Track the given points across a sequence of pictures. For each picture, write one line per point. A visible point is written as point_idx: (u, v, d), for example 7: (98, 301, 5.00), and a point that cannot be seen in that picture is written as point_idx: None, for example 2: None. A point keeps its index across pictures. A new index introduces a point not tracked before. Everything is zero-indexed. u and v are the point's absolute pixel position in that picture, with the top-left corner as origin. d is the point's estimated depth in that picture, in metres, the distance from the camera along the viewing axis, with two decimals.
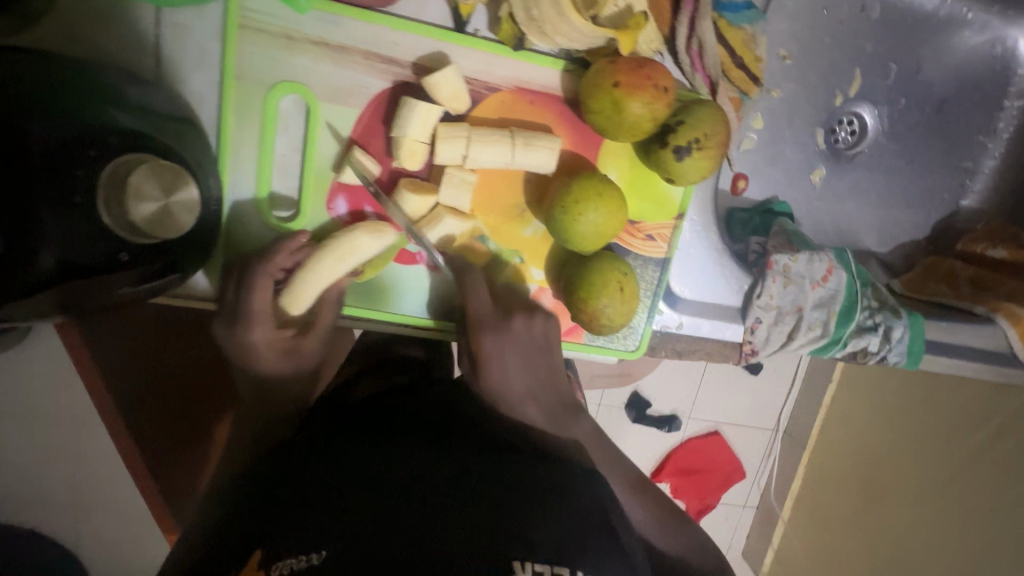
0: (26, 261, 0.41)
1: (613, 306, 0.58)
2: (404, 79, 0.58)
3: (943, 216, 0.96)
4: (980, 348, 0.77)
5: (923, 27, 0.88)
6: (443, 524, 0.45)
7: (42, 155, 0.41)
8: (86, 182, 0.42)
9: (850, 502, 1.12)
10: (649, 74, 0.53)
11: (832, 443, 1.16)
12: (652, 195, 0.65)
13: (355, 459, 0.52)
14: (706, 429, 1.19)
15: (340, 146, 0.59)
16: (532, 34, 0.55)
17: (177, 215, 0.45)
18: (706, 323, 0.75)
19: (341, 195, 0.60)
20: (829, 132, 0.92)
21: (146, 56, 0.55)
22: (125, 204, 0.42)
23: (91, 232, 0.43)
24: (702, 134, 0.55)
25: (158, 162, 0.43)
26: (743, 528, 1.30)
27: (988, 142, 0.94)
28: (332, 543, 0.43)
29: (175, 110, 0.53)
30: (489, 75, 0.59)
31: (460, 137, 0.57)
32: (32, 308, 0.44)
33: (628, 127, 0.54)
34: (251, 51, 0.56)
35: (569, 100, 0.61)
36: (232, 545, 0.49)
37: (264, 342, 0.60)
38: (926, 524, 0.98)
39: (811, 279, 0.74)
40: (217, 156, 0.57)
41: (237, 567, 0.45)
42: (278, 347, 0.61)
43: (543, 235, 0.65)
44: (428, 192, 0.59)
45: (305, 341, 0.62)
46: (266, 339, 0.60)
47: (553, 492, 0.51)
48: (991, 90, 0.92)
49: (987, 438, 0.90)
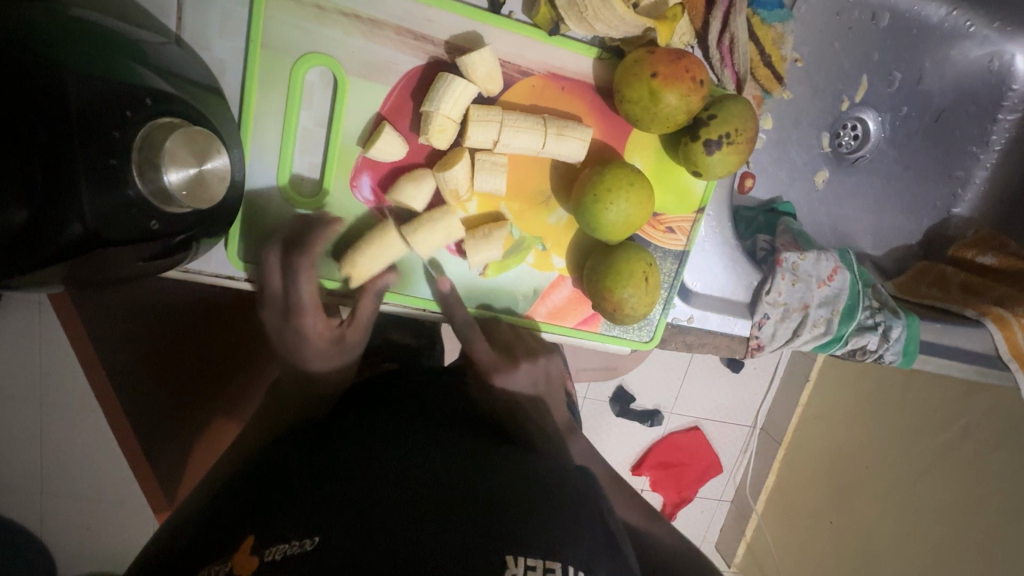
0: (57, 229, 0.38)
1: (637, 296, 0.59)
2: (436, 57, 0.57)
3: (934, 222, 1.00)
4: (968, 349, 0.80)
5: (927, 38, 0.91)
6: (431, 520, 0.44)
7: (80, 116, 0.38)
8: (121, 145, 0.40)
9: (822, 496, 1.15)
10: (687, 66, 0.53)
11: (807, 438, 1.19)
12: (675, 187, 0.65)
13: (349, 446, 0.51)
14: (687, 424, 1.22)
15: (367, 122, 0.58)
16: (571, 19, 0.55)
17: (210, 181, 0.44)
18: (714, 316, 0.76)
19: (366, 172, 0.59)
20: (834, 136, 0.94)
21: (168, 17, 0.52)
22: (160, 168, 0.40)
23: (123, 202, 0.40)
24: (732, 129, 0.56)
25: (193, 127, 0.42)
26: (718, 520, 1.33)
27: (980, 153, 0.98)
28: (323, 530, 0.43)
29: (198, 76, 0.51)
30: (523, 59, 0.59)
31: (493, 121, 0.57)
32: (44, 275, 0.41)
33: (662, 118, 0.55)
34: (280, 20, 0.54)
35: (600, 89, 0.61)
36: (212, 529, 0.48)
37: (314, 330, 0.60)
38: (893, 518, 1.02)
39: (818, 278, 0.76)
40: (240, 127, 0.56)
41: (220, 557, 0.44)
42: (327, 337, 0.60)
43: (566, 223, 0.64)
44: (460, 157, 0.58)
45: (348, 331, 0.61)
46: (316, 328, 0.60)
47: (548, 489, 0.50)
48: (986, 103, 0.96)
49: (956, 435, 0.94)
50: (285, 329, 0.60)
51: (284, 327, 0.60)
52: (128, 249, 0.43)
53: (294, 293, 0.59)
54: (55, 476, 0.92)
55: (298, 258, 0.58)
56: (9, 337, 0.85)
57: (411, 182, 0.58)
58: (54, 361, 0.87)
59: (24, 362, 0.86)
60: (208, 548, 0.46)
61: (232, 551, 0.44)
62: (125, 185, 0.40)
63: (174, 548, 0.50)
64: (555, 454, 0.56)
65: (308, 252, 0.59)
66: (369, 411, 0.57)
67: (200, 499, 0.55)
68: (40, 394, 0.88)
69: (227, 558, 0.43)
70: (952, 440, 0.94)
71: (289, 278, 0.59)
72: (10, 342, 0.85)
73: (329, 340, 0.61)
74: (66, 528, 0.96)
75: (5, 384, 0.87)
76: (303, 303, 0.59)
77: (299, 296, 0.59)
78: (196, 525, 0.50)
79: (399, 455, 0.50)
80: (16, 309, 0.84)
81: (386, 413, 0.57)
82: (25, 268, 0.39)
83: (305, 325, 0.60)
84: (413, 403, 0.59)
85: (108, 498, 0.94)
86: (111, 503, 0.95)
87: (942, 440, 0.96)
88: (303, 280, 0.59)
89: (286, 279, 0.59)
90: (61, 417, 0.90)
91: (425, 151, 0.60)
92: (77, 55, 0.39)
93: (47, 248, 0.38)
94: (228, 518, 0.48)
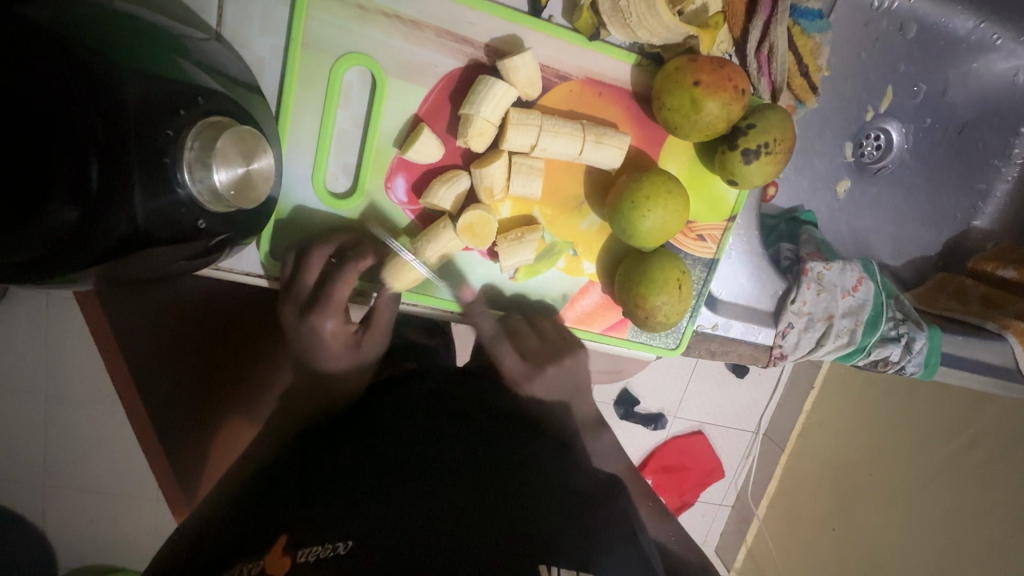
0: (105, 229, 0.38)
1: (669, 304, 0.59)
2: (476, 59, 0.57)
3: (954, 233, 1.00)
4: (988, 362, 0.80)
5: (953, 50, 0.91)
6: (464, 523, 0.44)
7: (137, 114, 0.37)
8: (174, 143, 0.39)
9: (825, 503, 1.16)
10: (730, 75, 0.53)
11: (811, 446, 1.20)
12: (708, 194, 0.65)
13: (376, 444, 0.51)
14: (692, 429, 1.22)
15: (404, 123, 0.58)
16: (614, 25, 0.54)
17: (256, 181, 0.44)
18: (739, 325, 0.75)
19: (401, 174, 0.59)
20: (857, 146, 0.94)
21: (209, 14, 0.52)
22: (211, 166, 0.40)
23: (175, 200, 0.40)
24: (771, 139, 0.56)
25: (243, 128, 0.42)
26: (719, 525, 1.34)
27: (1002, 166, 0.98)
28: (356, 533, 0.43)
29: (238, 74, 0.51)
30: (561, 63, 0.59)
31: (532, 125, 0.56)
32: (87, 274, 0.41)
33: (702, 126, 0.55)
34: (322, 18, 0.54)
35: (637, 95, 0.61)
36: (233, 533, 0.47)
37: (332, 332, 0.60)
38: (896, 527, 1.02)
39: (842, 288, 0.75)
40: (277, 125, 0.55)
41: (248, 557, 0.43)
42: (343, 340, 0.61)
43: (599, 229, 0.64)
44: (496, 159, 0.58)
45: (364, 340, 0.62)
46: (334, 331, 0.60)
47: (578, 500, 0.49)
48: (1009, 117, 0.96)
49: (964, 446, 0.93)
50: (298, 320, 0.60)
51: (301, 323, 0.60)
52: (170, 249, 0.43)
53: (330, 294, 0.59)
54: (60, 467, 0.92)
55: (347, 265, 0.58)
56: (21, 328, 0.85)
57: (446, 183, 0.58)
58: (65, 353, 0.87)
59: (34, 353, 0.86)
60: (231, 539, 0.46)
61: (262, 550, 0.43)
62: (176, 184, 0.39)
63: (187, 543, 0.49)
64: (580, 462, 0.56)
65: (358, 263, 0.58)
66: (397, 408, 0.57)
67: (213, 495, 0.55)
68: (49, 385, 0.88)
69: (258, 557, 0.43)
70: (959, 451, 0.94)
71: (328, 277, 0.58)
72: (23, 332, 0.85)
73: (344, 344, 0.61)
74: (69, 519, 0.96)
75: (15, 374, 0.87)
76: (331, 304, 0.59)
77: (333, 299, 0.59)
78: (213, 519, 0.50)
79: (429, 452, 0.50)
80: (30, 299, 0.84)
81: (410, 407, 0.57)
82: (73, 266, 0.38)
83: (323, 326, 0.60)
84: (439, 403, 0.58)
85: (113, 490, 0.94)
86: (116, 495, 0.95)
87: (948, 451, 0.96)
88: (340, 285, 0.58)
89: (324, 278, 0.58)
90: (70, 408, 0.89)
91: (461, 153, 0.59)
92: (130, 53, 0.39)
93: (95, 246, 0.38)
94: (254, 509, 0.48)
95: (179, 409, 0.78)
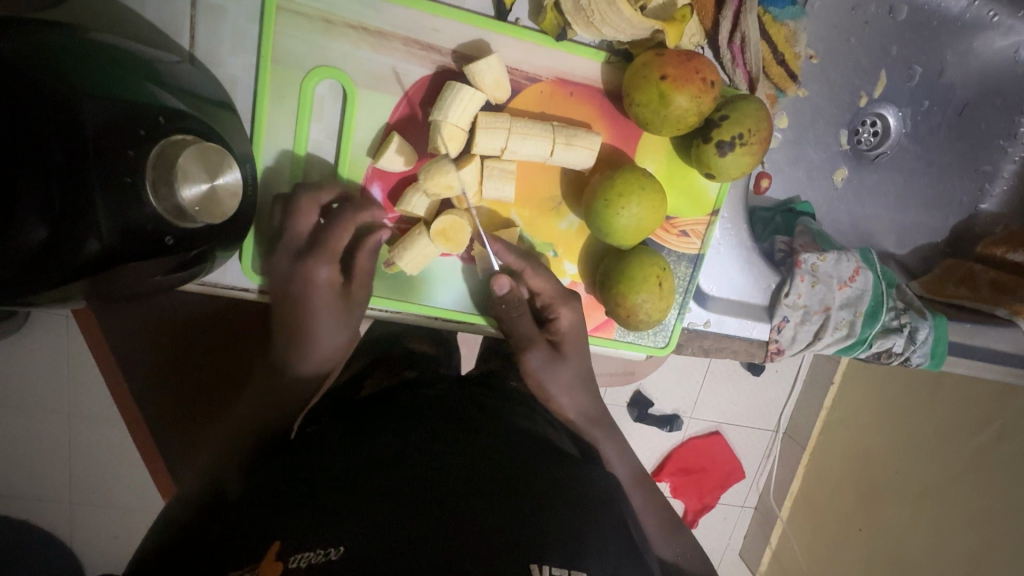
0: (75, 247, 0.39)
1: (651, 302, 0.58)
2: (444, 65, 0.58)
3: (962, 218, 0.97)
4: (1001, 350, 0.77)
5: (947, 29, 0.88)
6: (461, 526, 0.43)
7: (95, 137, 0.39)
8: (136, 163, 0.40)
9: (850, 502, 1.11)
10: (697, 67, 0.52)
11: (832, 443, 1.16)
12: (688, 189, 0.64)
13: (366, 453, 0.50)
14: (708, 429, 1.19)
15: (377, 134, 0.58)
16: (578, 23, 0.54)
17: (222, 198, 0.44)
18: (732, 321, 0.74)
19: (376, 183, 0.60)
20: (853, 133, 0.92)
21: (182, 37, 0.53)
22: (173, 185, 0.41)
23: (141, 217, 0.41)
24: (746, 130, 0.55)
25: (205, 144, 0.42)
26: (742, 527, 1.30)
27: (1008, 146, 0.95)
28: (349, 537, 0.41)
29: (212, 93, 0.52)
30: (530, 66, 0.59)
31: (500, 128, 0.56)
32: (63, 293, 0.42)
33: (673, 120, 0.54)
34: (289, 34, 0.55)
35: (609, 93, 0.61)
36: (226, 546, 0.45)
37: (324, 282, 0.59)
38: (925, 525, 0.98)
39: (839, 279, 0.73)
40: (252, 141, 0.57)
41: (242, 561, 0.42)
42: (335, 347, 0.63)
43: (577, 229, 0.64)
44: (468, 162, 0.58)
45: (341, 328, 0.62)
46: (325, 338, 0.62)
47: (569, 502, 0.48)
48: (1013, 95, 0.93)
49: (990, 439, 0.89)
50: (276, 280, 0.59)
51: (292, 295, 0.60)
52: (143, 265, 0.44)
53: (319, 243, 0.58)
54: (82, 485, 0.95)
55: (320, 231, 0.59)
56: (37, 351, 0.87)
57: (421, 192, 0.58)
58: (78, 374, 0.89)
59: (48, 375, 0.88)
60: (223, 554, 0.45)
61: (258, 558, 0.42)
62: (141, 201, 0.41)
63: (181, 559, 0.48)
64: (572, 464, 0.55)
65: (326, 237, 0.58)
66: (387, 418, 0.56)
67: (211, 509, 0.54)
68: (66, 406, 0.90)
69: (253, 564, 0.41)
70: (987, 444, 0.90)
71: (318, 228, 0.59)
72: (38, 356, 0.87)
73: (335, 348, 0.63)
74: (92, 535, 0.98)
75: (32, 396, 0.89)
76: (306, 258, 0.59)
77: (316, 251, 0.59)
78: (213, 526, 0.50)
79: (421, 453, 0.49)
80: (44, 322, 0.87)
81: (402, 412, 0.57)
82: (47, 284, 0.40)
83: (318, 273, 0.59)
84: (428, 412, 0.57)
85: (133, 505, 0.97)
86: (136, 510, 0.97)
87: (971, 444, 0.92)
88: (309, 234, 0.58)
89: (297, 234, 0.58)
90: (86, 425, 0.91)
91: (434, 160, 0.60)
92: (96, 80, 0.41)
93: (64, 264, 0.39)
94: (248, 519, 0.46)
95: (189, 423, 0.79)
